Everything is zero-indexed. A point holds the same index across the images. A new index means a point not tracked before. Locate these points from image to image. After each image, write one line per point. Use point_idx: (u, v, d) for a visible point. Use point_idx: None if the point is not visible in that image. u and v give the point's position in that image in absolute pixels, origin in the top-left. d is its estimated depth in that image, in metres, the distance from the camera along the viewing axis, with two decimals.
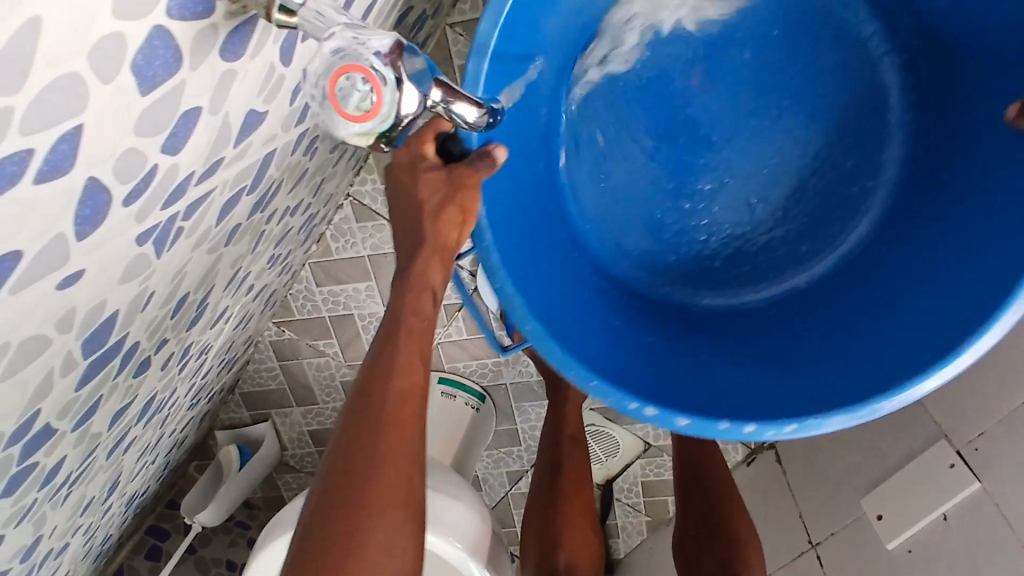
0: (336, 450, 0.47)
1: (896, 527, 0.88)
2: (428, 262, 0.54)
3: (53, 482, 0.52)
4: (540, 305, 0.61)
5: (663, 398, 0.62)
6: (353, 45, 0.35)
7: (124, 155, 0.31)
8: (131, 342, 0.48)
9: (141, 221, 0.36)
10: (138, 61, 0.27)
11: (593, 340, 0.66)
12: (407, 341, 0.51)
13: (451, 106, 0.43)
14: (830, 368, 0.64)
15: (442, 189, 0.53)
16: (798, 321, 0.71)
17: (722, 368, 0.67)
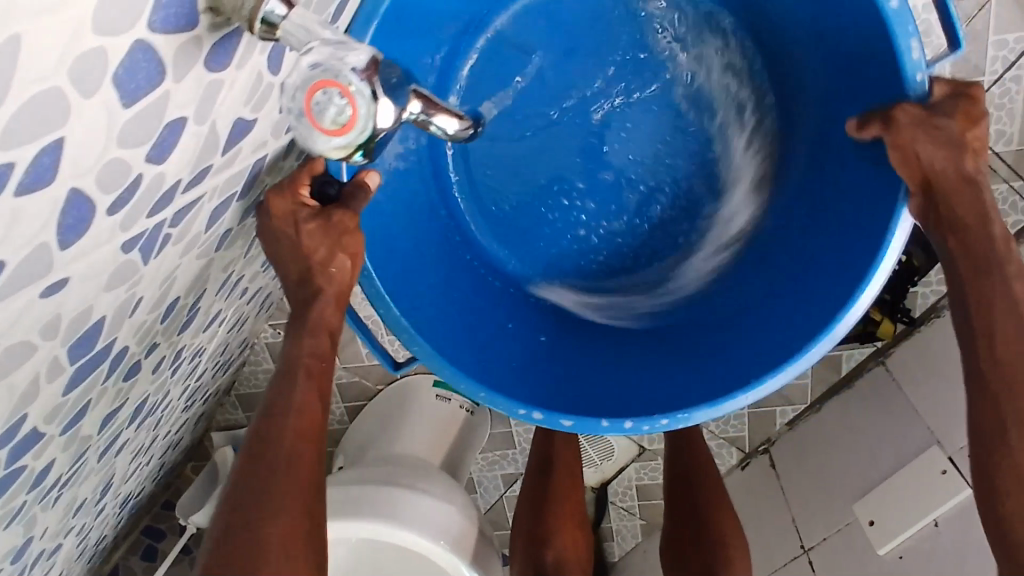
0: (233, 499, 0.50)
1: (888, 533, 0.88)
2: (324, 308, 0.55)
3: (43, 485, 0.52)
4: (424, 308, 0.65)
5: (555, 400, 0.66)
6: (332, 59, 0.35)
7: (108, 165, 0.31)
8: (121, 347, 0.48)
9: (127, 229, 0.36)
10: (120, 74, 0.27)
11: (496, 348, 0.69)
12: (304, 382, 0.54)
13: (431, 117, 0.45)
14: (719, 359, 0.66)
15: (325, 240, 0.54)
16: (695, 324, 0.73)
17: (618, 366, 0.70)
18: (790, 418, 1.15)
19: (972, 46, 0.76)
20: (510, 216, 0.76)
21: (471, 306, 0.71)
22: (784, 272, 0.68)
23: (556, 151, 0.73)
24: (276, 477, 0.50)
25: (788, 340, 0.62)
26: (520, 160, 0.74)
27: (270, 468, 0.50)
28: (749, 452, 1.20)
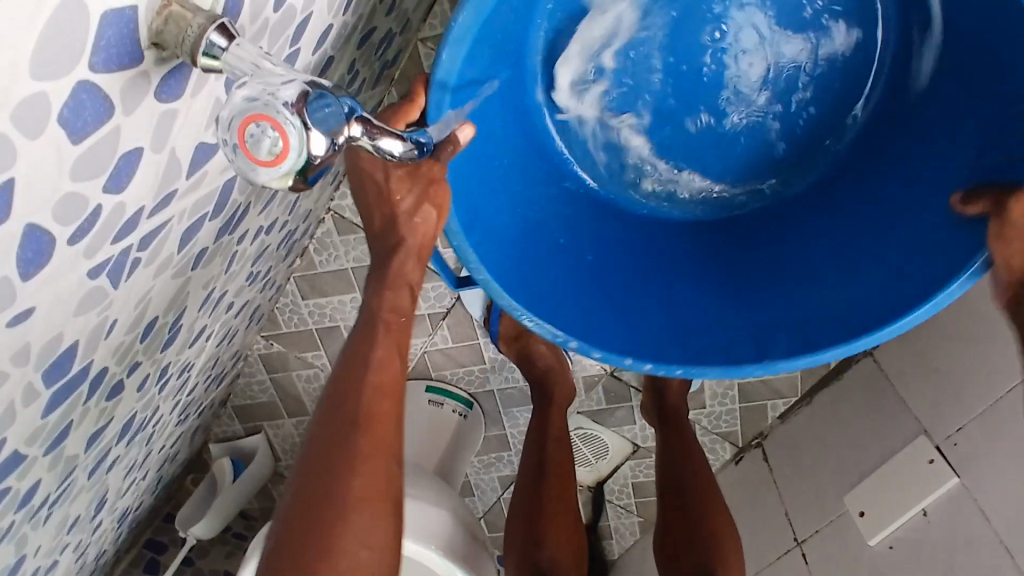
0: (310, 452, 0.52)
1: (879, 524, 0.89)
2: (406, 260, 0.58)
3: (31, 505, 0.53)
4: (492, 230, 0.66)
5: (606, 328, 0.68)
6: (263, 93, 0.34)
7: (64, 199, 0.32)
8: (99, 368, 0.49)
9: (91, 257, 0.38)
10: (65, 114, 0.29)
11: (558, 273, 0.70)
12: (384, 336, 0.57)
13: (376, 142, 0.41)
14: (773, 296, 0.69)
15: (415, 185, 0.55)
16: (743, 256, 0.74)
17: (664, 297, 0.72)
18: (781, 412, 1.15)
19: None
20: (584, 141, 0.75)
21: (539, 227, 0.71)
22: (819, 229, 0.71)
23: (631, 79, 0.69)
24: (362, 437, 0.52)
25: (779, 334, 0.66)
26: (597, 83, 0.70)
27: (356, 425, 0.52)
28: (742, 446, 1.20)
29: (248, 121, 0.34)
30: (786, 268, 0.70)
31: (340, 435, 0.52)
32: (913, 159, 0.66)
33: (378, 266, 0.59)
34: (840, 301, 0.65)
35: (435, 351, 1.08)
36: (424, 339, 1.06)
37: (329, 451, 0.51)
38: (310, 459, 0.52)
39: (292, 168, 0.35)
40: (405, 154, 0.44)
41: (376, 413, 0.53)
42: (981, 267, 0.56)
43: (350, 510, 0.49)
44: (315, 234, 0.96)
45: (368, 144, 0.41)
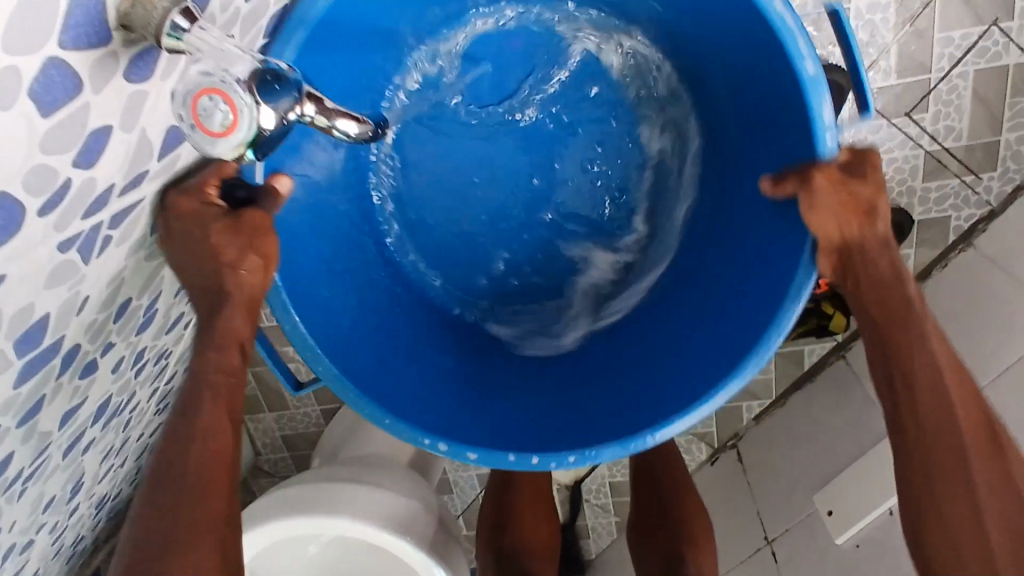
0: (137, 550, 0.50)
1: (847, 521, 0.90)
2: (233, 314, 0.54)
3: (4, 478, 0.54)
4: (344, 338, 0.66)
5: (461, 426, 0.66)
6: (218, 70, 0.36)
7: (33, 170, 0.34)
8: (71, 345, 0.51)
9: (62, 230, 0.39)
10: (34, 88, 0.30)
11: (407, 371, 0.69)
12: (214, 404, 0.53)
13: (333, 123, 0.43)
14: (611, 392, 0.70)
15: (237, 239, 0.53)
16: (601, 358, 0.74)
17: (532, 398, 0.71)
18: (756, 414, 1.16)
19: (920, 43, 0.80)
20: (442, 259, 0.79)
21: (397, 331, 0.72)
22: (685, 310, 0.71)
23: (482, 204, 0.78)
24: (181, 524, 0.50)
25: (668, 408, 0.63)
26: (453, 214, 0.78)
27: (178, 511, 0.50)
28: (718, 447, 1.22)
29: (203, 95, 0.36)
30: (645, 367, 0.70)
31: (163, 529, 0.50)
32: (715, 246, 0.71)
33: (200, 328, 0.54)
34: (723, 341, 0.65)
35: None
36: None
37: (154, 549, 0.49)
38: (137, 558, 0.49)
39: (241, 141, 0.37)
40: (362, 136, 0.45)
41: (201, 498, 0.51)
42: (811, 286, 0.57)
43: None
44: None
45: (324, 124, 0.43)
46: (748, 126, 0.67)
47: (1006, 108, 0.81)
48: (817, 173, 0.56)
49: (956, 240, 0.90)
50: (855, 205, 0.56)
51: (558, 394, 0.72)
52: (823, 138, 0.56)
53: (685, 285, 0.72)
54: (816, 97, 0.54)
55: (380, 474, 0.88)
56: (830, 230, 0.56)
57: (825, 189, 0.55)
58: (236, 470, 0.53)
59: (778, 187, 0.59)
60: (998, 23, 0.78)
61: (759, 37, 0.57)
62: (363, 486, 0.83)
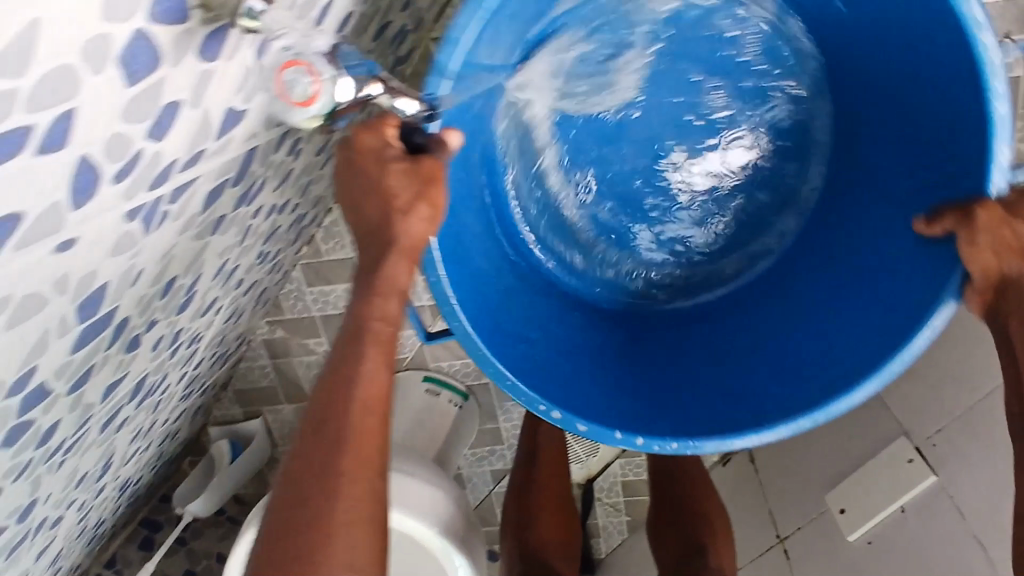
0: (296, 470, 0.52)
1: (858, 519, 0.91)
2: (397, 264, 0.57)
3: (48, 445, 0.56)
4: (484, 319, 0.72)
5: (580, 396, 0.74)
6: (301, 45, 0.39)
7: (113, 138, 0.36)
8: (122, 317, 0.53)
9: (129, 199, 0.41)
10: (124, 57, 0.32)
11: (536, 342, 0.76)
12: (372, 351, 0.56)
13: (395, 101, 0.47)
14: (723, 374, 0.78)
15: (409, 184, 0.55)
16: (714, 347, 0.81)
17: (643, 383, 0.78)
18: None
19: None
20: (567, 241, 0.83)
21: (523, 312, 0.78)
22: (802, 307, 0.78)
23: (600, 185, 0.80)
24: (341, 450, 0.52)
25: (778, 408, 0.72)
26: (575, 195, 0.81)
27: (340, 441, 0.52)
28: None
29: (288, 65, 0.38)
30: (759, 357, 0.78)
31: (324, 459, 0.52)
32: (845, 227, 0.77)
33: (365, 274, 0.58)
34: (841, 343, 0.72)
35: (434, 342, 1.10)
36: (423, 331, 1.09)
37: (315, 479, 0.51)
38: (294, 486, 0.51)
39: (317, 111, 0.40)
40: None
41: (363, 435, 0.53)
42: (950, 294, 0.62)
43: (337, 541, 0.49)
44: (322, 223, 0.99)
45: (388, 103, 0.47)
46: (904, 110, 0.68)
47: None
48: (981, 209, 0.58)
49: None
50: (1017, 241, 0.58)
51: (670, 372, 0.80)
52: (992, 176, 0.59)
53: (806, 287, 0.79)
54: (996, 136, 0.58)
55: (400, 462, 0.89)
56: (987, 263, 0.59)
57: (989, 223, 0.58)
58: (388, 413, 0.56)
59: (930, 224, 0.63)
60: (1011, 35, 0.80)
61: (950, 71, 0.61)
62: None
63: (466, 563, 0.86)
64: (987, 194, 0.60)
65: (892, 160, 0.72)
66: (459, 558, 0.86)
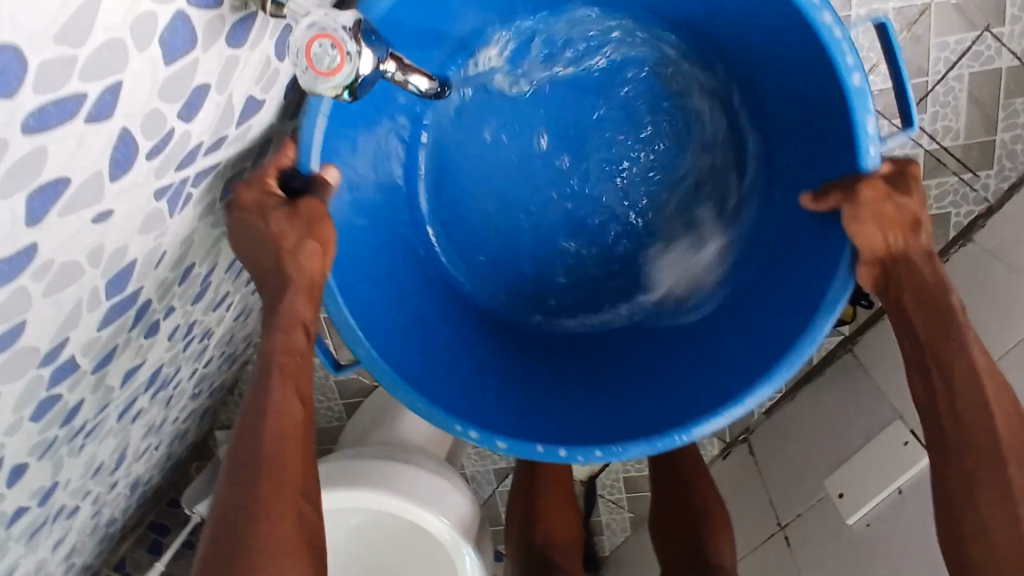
0: (218, 511, 0.52)
1: (857, 503, 0.93)
2: (295, 298, 0.58)
3: (72, 425, 0.57)
4: (386, 331, 0.70)
5: (494, 416, 0.70)
6: (326, 19, 0.42)
7: (150, 114, 0.39)
8: (144, 299, 0.55)
9: (159, 177, 0.44)
10: (165, 36, 0.36)
11: (437, 371, 0.73)
12: (281, 380, 0.56)
13: (407, 76, 0.49)
14: (619, 401, 0.74)
15: (296, 229, 0.57)
16: (645, 359, 0.78)
17: (570, 400, 0.75)
18: (767, 408, 1.20)
19: (917, 48, 0.86)
20: (488, 255, 0.84)
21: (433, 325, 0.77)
22: (733, 319, 0.74)
23: (542, 176, 0.80)
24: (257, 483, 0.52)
25: (688, 407, 0.69)
26: (522, 188, 0.81)
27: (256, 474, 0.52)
28: (730, 441, 1.25)
29: (316, 40, 0.42)
30: (676, 363, 0.75)
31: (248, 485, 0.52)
32: (765, 226, 0.75)
33: (267, 309, 0.58)
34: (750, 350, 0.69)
35: None
36: None
37: (236, 506, 0.52)
38: (221, 519, 0.52)
39: (341, 83, 0.44)
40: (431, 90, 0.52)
41: (284, 458, 0.54)
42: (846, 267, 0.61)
43: (264, 561, 0.49)
44: None
45: (401, 79, 0.50)
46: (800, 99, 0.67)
47: (1001, 108, 0.87)
48: (863, 185, 0.58)
49: (955, 237, 0.94)
50: (901, 219, 0.58)
51: (585, 391, 0.76)
52: (865, 149, 0.58)
53: (725, 283, 0.78)
54: (859, 108, 0.57)
55: (408, 454, 0.91)
56: (873, 238, 0.58)
57: (871, 200, 0.57)
58: (307, 440, 0.56)
59: (819, 198, 0.61)
60: (990, 28, 0.84)
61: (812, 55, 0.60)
62: (397, 463, 0.87)
63: (475, 555, 0.87)
64: (864, 169, 0.58)
65: (806, 156, 0.69)
66: (469, 550, 0.86)
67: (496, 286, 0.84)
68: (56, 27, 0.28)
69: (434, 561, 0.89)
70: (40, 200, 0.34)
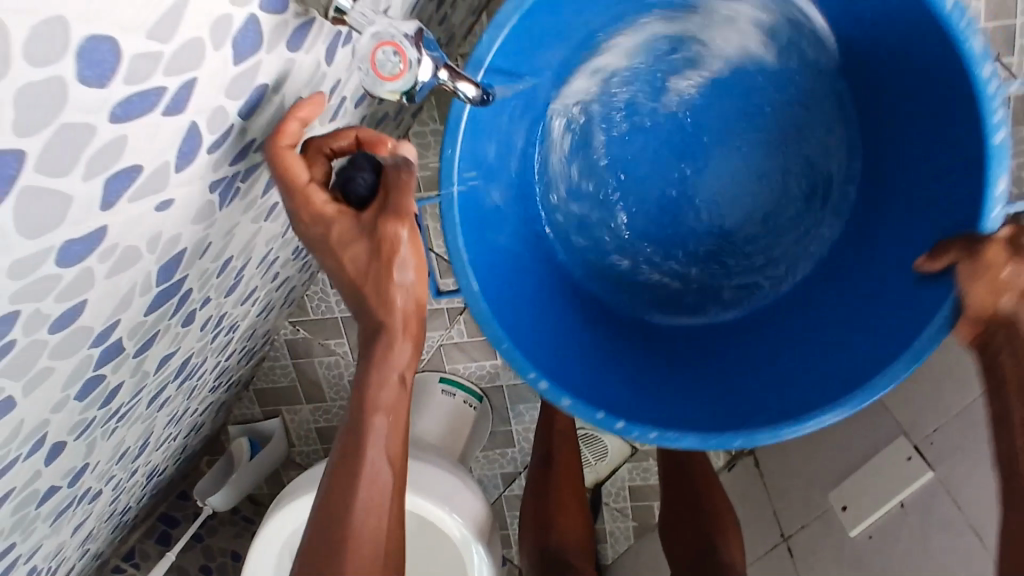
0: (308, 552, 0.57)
1: (860, 516, 0.95)
2: (390, 347, 0.56)
3: (109, 407, 0.59)
4: (501, 296, 0.73)
5: (579, 385, 0.73)
6: (389, 27, 0.46)
7: (215, 110, 0.41)
8: (186, 288, 0.57)
9: (216, 170, 0.47)
10: (237, 37, 0.38)
11: (529, 317, 0.76)
12: (373, 434, 0.57)
13: (456, 83, 0.52)
14: (708, 387, 0.77)
15: (370, 265, 0.54)
16: (744, 343, 0.81)
17: (659, 381, 0.78)
18: None
19: None
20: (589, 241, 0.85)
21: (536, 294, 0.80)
22: (813, 331, 0.77)
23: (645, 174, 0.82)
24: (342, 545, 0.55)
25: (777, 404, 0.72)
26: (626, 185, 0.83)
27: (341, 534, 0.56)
28: (735, 454, 1.27)
29: (380, 48, 0.46)
30: (768, 350, 0.79)
31: (329, 556, 0.55)
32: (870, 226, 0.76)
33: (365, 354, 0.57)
34: (829, 360, 0.73)
35: (451, 344, 1.16)
36: (440, 333, 1.15)
37: (322, 559, 0.56)
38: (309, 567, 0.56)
39: (399, 88, 0.47)
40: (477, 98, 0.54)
41: (365, 517, 0.57)
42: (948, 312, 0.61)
43: None
44: None
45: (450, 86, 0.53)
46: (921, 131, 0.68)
47: None
48: (985, 246, 0.57)
49: None
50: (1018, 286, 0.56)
51: (680, 376, 0.79)
52: (988, 210, 0.60)
53: (791, 310, 0.81)
54: (993, 166, 0.59)
55: (421, 453, 0.93)
56: (983, 300, 0.57)
57: (988, 264, 0.56)
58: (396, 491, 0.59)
59: (934, 260, 0.63)
60: (1000, 58, 0.87)
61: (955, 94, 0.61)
62: (413, 461, 0.89)
63: (485, 555, 0.88)
64: (985, 230, 0.60)
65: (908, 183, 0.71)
66: (480, 549, 0.88)
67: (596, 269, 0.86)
68: (149, 24, 0.31)
69: (446, 557, 0.91)
70: (115, 185, 0.36)
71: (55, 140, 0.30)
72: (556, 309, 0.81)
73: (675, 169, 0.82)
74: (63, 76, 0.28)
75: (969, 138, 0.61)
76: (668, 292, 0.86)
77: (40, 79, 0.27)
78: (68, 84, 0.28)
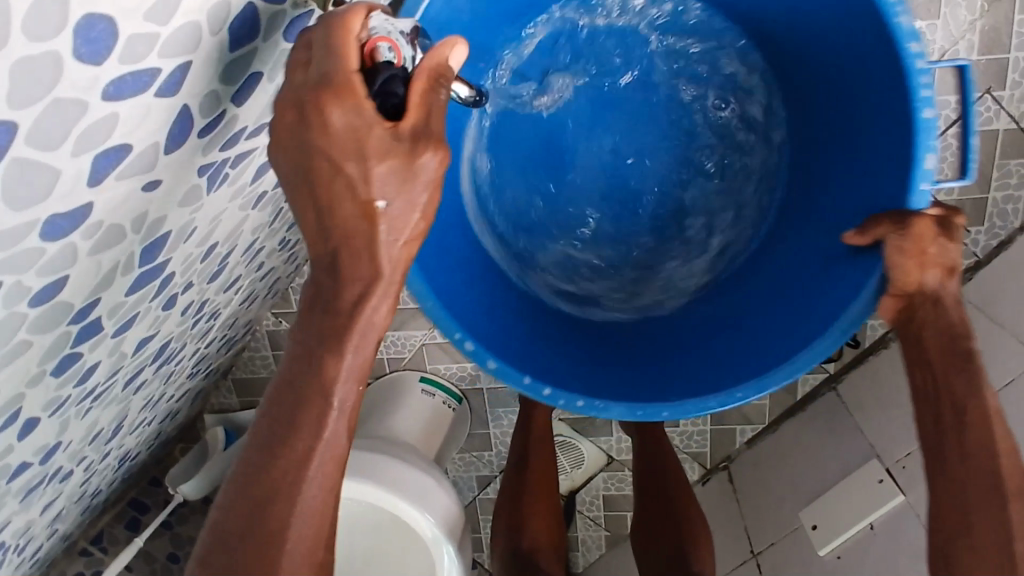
0: (233, 515, 0.50)
1: (829, 535, 0.96)
2: (381, 298, 0.48)
3: (85, 386, 0.59)
4: (436, 249, 0.69)
5: (509, 353, 0.70)
6: (384, 24, 0.45)
7: (209, 94, 0.41)
8: (169, 272, 0.57)
9: (206, 154, 0.47)
10: (235, 23, 0.39)
11: (461, 283, 0.72)
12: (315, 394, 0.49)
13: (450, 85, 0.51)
14: (645, 372, 0.75)
15: (398, 191, 0.46)
16: (691, 329, 0.79)
17: (593, 360, 0.76)
18: (749, 438, 1.22)
19: None
20: (530, 212, 0.83)
21: (471, 257, 0.77)
22: (761, 304, 0.76)
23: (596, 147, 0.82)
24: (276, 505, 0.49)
25: (712, 382, 0.71)
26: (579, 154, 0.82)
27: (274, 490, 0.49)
28: (710, 468, 1.26)
29: (375, 44, 0.45)
30: (729, 328, 0.76)
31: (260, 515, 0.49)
32: (815, 215, 0.76)
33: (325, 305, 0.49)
34: (776, 332, 0.72)
35: (432, 343, 1.16)
36: (423, 332, 1.15)
37: (253, 523, 0.49)
38: (240, 530, 0.50)
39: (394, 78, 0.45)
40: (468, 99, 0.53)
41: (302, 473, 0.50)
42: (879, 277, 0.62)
43: None
44: None
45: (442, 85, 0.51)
46: (852, 112, 0.70)
47: (996, 169, 0.92)
48: (916, 218, 0.59)
49: None
50: (941, 262, 0.60)
51: (617, 360, 0.77)
52: (919, 185, 0.60)
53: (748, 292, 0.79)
54: (924, 142, 0.59)
55: (397, 451, 0.93)
56: (909, 278, 0.60)
57: (920, 233, 0.59)
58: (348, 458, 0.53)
59: (861, 233, 0.63)
60: (990, 91, 0.89)
61: (880, 72, 0.63)
62: (389, 459, 0.89)
63: (455, 554, 0.88)
64: (917, 206, 0.60)
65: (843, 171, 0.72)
66: (450, 548, 0.88)
67: (535, 242, 0.83)
68: (149, 6, 0.31)
69: (414, 559, 0.90)
70: (104, 163, 0.36)
71: (47, 114, 0.30)
72: (489, 274, 0.78)
73: (627, 144, 0.82)
74: (60, 51, 0.28)
75: (894, 118, 0.63)
76: (610, 270, 0.84)
77: (37, 53, 0.27)
78: (64, 59, 0.28)
